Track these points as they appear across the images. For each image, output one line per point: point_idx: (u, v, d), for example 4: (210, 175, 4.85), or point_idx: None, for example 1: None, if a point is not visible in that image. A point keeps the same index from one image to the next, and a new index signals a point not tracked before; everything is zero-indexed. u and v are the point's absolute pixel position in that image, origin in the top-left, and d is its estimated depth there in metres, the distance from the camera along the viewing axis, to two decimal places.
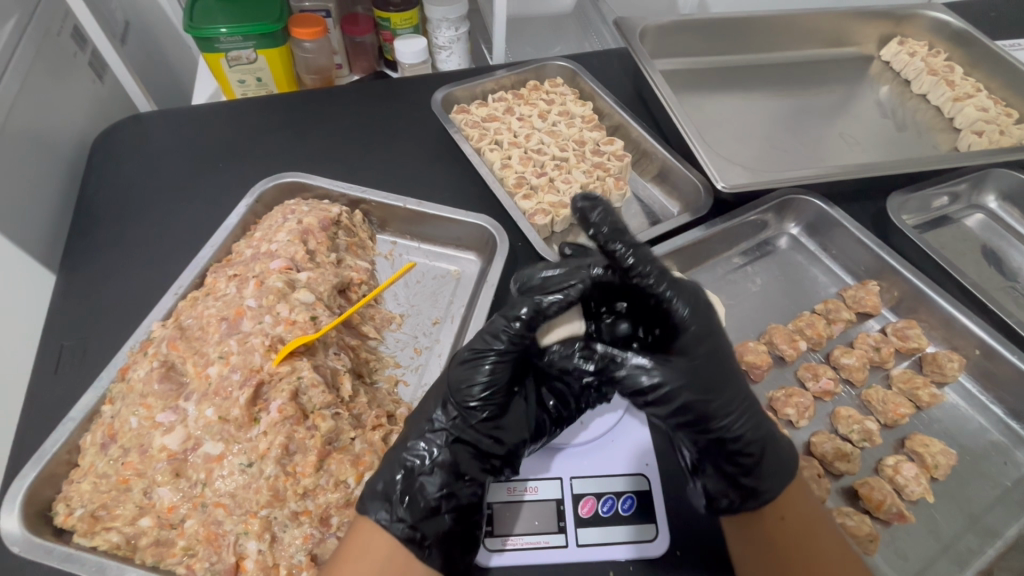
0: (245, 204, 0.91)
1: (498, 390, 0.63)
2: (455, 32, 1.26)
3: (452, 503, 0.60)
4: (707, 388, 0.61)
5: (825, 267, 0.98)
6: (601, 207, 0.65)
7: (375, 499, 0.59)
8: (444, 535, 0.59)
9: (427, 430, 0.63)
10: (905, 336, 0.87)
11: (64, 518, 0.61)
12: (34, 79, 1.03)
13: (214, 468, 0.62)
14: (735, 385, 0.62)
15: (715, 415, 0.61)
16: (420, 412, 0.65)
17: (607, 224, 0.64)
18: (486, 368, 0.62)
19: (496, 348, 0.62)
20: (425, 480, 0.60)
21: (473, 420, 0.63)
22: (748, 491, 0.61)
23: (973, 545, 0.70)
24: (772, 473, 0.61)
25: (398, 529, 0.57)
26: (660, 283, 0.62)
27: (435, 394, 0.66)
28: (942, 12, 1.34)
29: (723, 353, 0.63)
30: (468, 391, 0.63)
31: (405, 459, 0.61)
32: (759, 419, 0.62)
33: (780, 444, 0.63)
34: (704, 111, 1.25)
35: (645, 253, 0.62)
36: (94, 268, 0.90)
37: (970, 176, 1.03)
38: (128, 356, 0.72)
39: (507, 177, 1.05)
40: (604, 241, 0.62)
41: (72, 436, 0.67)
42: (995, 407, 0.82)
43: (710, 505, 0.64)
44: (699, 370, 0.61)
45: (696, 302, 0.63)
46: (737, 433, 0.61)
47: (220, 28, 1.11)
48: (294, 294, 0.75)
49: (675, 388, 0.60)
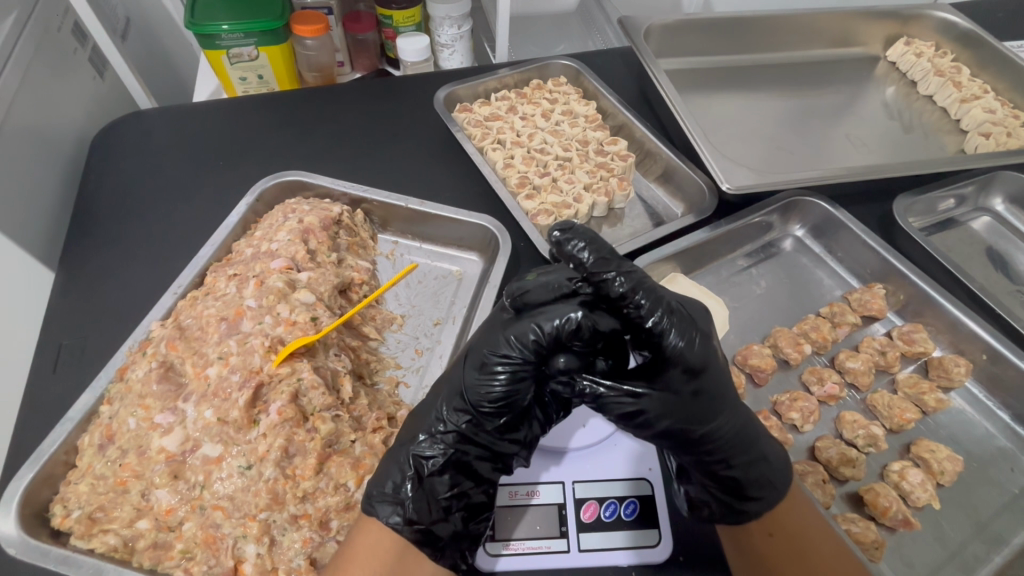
0: (245, 202, 0.90)
1: (514, 401, 0.59)
2: (458, 29, 1.25)
3: (462, 502, 0.60)
4: (693, 418, 0.58)
5: (830, 269, 0.97)
6: (579, 237, 0.60)
7: (385, 502, 0.58)
8: (457, 534, 0.59)
9: (436, 430, 0.60)
10: (911, 340, 0.85)
11: (61, 520, 0.61)
12: (34, 76, 1.02)
13: (213, 470, 0.62)
14: (726, 412, 0.59)
15: (701, 442, 0.59)
16: (429, 409, 0.62)
17: (593, 251, 0.59)
18: (502, 378, 0.58)
19: (515, 358, 0.58)
20: (435, 481, 0.59)
21: (487, 425, 0.60)
22: (730, 506, 0.61)
23: (979, 553, 0.69)
24: (755, 494, 0.61)
25: (410, 531, 0.57)
26: (654, 313, 0.57)
27: (446, 390, 0.62)
28: (950, 12, 1.33)
29: (717, 380, 0.59)
30: (483, 396, 0.59)
31: (412, 460, 0.60)
32: (744, 445, 0.60)
33: (770, 465, 0.62)
34: (710, 111, 1.24)
35: (638, 278, 0.57)
36: (94, 267, 0.89)
37: (976, 178, 1.01)
38: (126, 356, 0.71)
39: (510, 177, 1.04)
40: (592, 271, 0.58)
41: (70, 436, 0.66)
42: (1002, 412, 0.81)
43: (692, 509, 0.64)
44: (687, 401, 0.58)
45: (690, 330, 0.58)
46: (720, 455, 0.60)
47: (221, 24, 1.10)
48: (294, 294, 0.74)
49: (658, 417, 0.57)
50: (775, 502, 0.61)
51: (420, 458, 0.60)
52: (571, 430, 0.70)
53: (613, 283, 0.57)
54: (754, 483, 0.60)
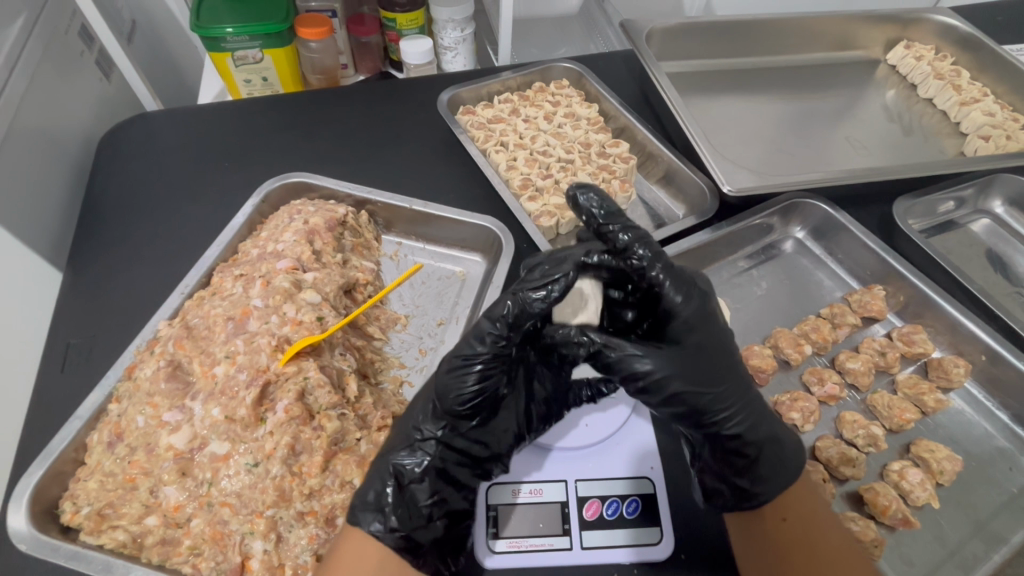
0: (251, 203, 0.91)
1: (486, 399, 0.61)
2: (461, 33, 1.26)
3: (444, 509, 0.61)
4: (701, 379, 0.60)
5: (830, 271, 0.98)
6: (591, 193, 0.64)
7: (368, 510, 0.58)
8: (438, 541, 0.60)
9: (415, 439, 0.62)
10: (910, 341, 0.86)
11: (71, 516, 0.61)
12: (42, 78, 1.03)
13: (220, 467, 0.63)
14: (731, 377, 0.61)
15: (706, 410, 0.61)
16: (406, 420, 0.64)
17: (601, 209, 0.63)
18: (474, 378, 0.59)
19: (484, 356, 0.58)
20: (415, 488, 0.60)
21: (462, 428, 0.62)
22: (743, 491, 0.62)
23: (978, 552, 0.70)
24: (766, 469, 0.62)
25: (392, 539, 0.57)
26: (655, 267, 0.60)
27: (422, 400, 0.63)
28: (950, 16, 1.33)
29: (718, 342, 0.62)
30: (457, 400, 0.60)
31: (393, 469, 0.60)
32: (752, 416, 0.62)
33: (777, 438, 0.63)
34: (711, 114, 1.25)
35: (639, 233, 0.61)
36: (101, 267, 0.90)
37: (975, 181, 1.02)
38: (134, 355, 0.72)
39: (512, 179, 1.05)
40: (599, 225, 0.62)
41: (78, 434, 0.67)
42: (1001, 413, 0.82)
43: (708, 500, 0.66)
44: (692, 363, 0.60)
45: (689, 288, 0.61)
46: (732, 425, 0.61)
47: (226, 27, 1.11)
48: (300, 294, 0.75)
49: (665, 377, 0.59)
50: (785, 485, 0.63)
51: (402, 467, 0.60)
52: (574, 430, 0.70)
53: (617, 238, 0.62)
54: (764, 465, 0.62)
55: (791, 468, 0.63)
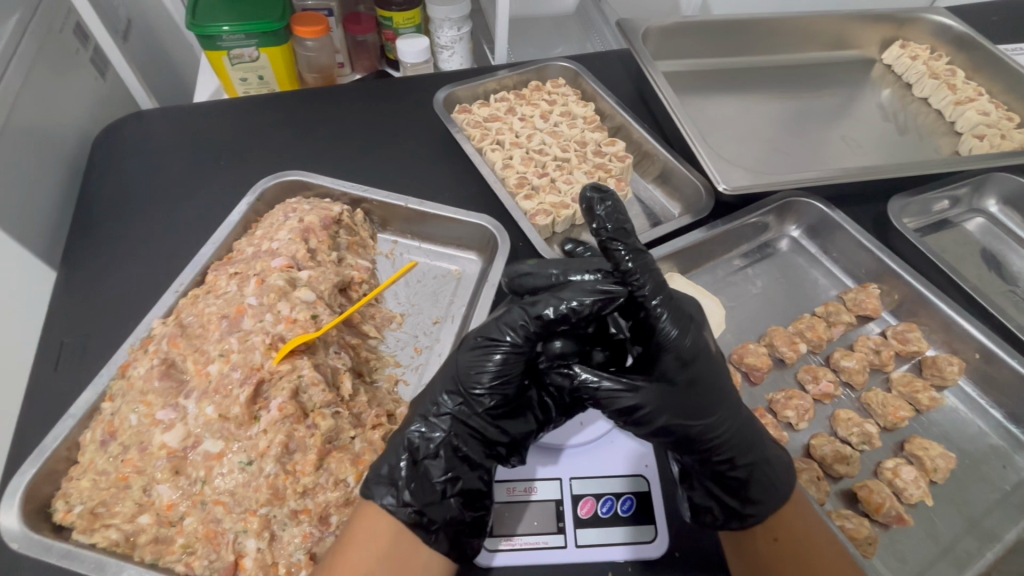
0: (246, 201, 0.91)
1: (508, 381, 0.62)
2: (457, 31, 1.26)
3: (457, 487, 0.60)
4: (690, 411, 0.59)
5: (825, 269, 0.98)
6: (609, 203, 0.63)
7: (381, 484, 0.59)
8: (452, 520, 0.59)
9: (432, 413, 0.62)
10: (905, 339, 0.87)
11: (64, 515, 0.61)
12: (37, 75, 1.03)
13: (214, 466, 0.62)
14: (723, 408, 0.61)
15: (697, 438, 0.60)
16: (424, 395, 0.64)
17: (612, 221, 0.62)
18: (496, 358, 0.61)
19: (508, 340, 0.61)
20: (429, 464, 0.60)
21: (480, 408, 0.62)
22: (734, 511, 0.62)
23: (972, 549, 0.70)
24: (758, 495, 0.61)
25: (405, 514, 0.57)
26: (653, 297, 0.60)
27: (440, 378, 0.64)
28: (945, 16, 1.34)
29: (711, 374, 0.61)
30: (477, 377, 0.61)
31: (408, 442, 0.61)
32: (744, 443, 0.62)
33: (771, 465, 0.63)
34: (707, 113, 1.25)
35: (645, 261, 0.61)
36: (95, 265, 0.90)
37: (970, 180, 1.03)
38: (128, 353, 0.72)
39: (508, 178, 1.05)
40: (606, 239, 0.61)
41: (72, 433, 0.66)
42: (994, 411, 0.82)
43: (697, 516, 0.64)
44: (684, 394, 0.60)
45: (684, 321, 0.61)
46: (720, 452, 0.61)
47: (222, 25, 1.10)
48: (294, 292, 0.75)
49: (655, 410, 0.59)
50: (776, 506, 0.62)
51: (417, 440, 0.61)
52: (569, 428, 0.71)
53: (621, 258, 0.61)
54: (755, 485, 0.61)
55: (785, 494, 0.62)
